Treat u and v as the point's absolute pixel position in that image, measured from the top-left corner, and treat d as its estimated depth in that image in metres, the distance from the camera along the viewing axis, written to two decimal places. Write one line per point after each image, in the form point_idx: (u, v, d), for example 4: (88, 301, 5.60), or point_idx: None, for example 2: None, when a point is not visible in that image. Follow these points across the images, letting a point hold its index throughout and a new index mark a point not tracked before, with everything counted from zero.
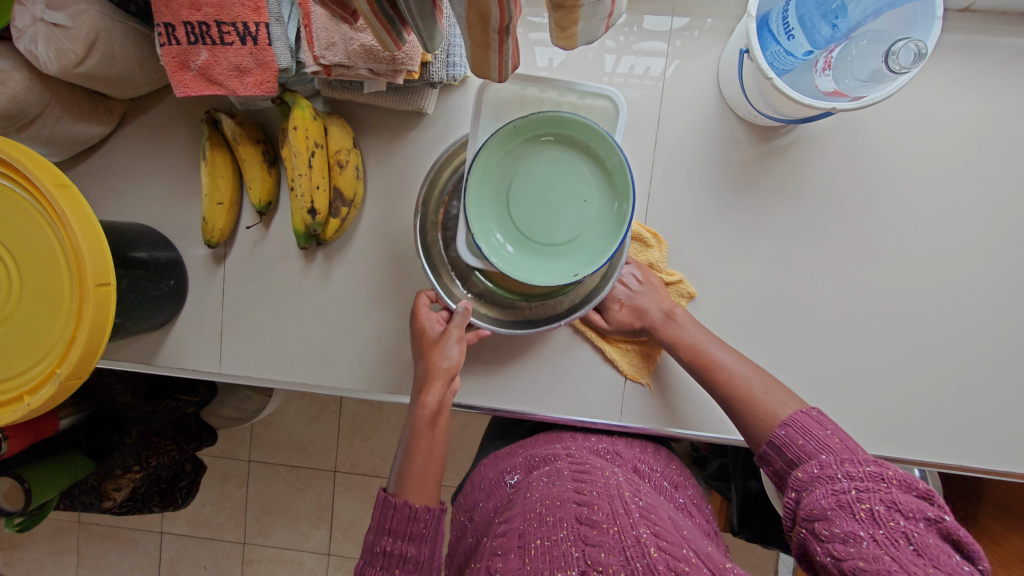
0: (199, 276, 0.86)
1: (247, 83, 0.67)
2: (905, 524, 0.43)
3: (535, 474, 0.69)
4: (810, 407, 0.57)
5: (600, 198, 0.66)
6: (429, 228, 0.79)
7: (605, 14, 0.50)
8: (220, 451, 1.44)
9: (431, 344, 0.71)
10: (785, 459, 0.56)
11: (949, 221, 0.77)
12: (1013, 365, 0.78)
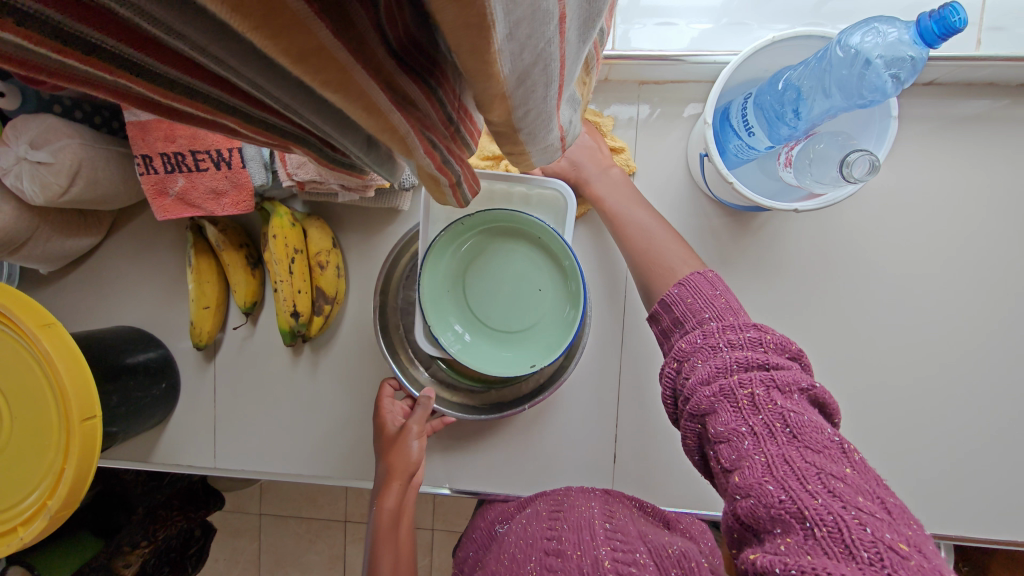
0: (190, 373, 0.88)
1: (225, 204, 0.69)
2: (782, 406, 0.41)
3: (519, 517, 0.70)
4: (708, 270, 0.55)
5: (553, 287, 0.68)
6: (389, 316, 0.81)
7: (559, 149, 0.49)
8: (230, 507, 1.45)
9: (393, 443, 0.73)
10: (672, 317, 0.54)
11: (934, 288, 0.77)
12: (1013, 430, 0.77)
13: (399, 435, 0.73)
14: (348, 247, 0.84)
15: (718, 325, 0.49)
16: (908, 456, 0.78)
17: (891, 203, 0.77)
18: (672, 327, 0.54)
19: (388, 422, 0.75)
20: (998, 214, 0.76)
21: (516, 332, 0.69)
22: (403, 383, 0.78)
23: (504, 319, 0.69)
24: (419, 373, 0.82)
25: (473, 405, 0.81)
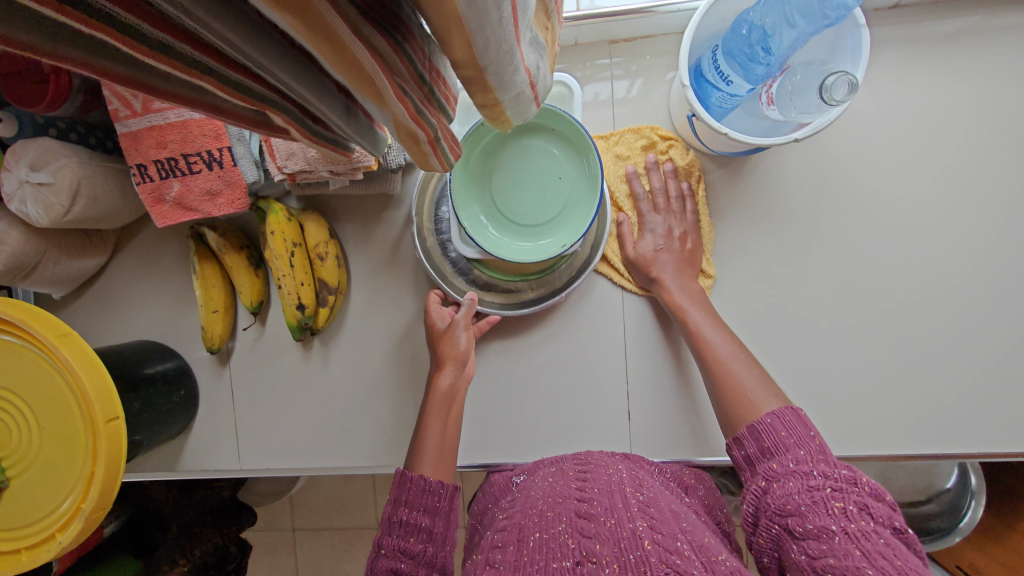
0: (207, 380, 0.90)
1: (220, 204, 0.71)
2: (876, 525, 0.41)
3: (539, 474, 0.71)
4: (800, 408, 0.56)
5: (572, 174, 0.73)
6: (425, 234, 0.82)
7: (532, 99, 0.52)
8: (264, 524, 1.48)
9: (443, 334, 0.76)
10: (755, 446, 0.55)
11: (926, 207, 0.77)
12: None
13: (447, 328, 0.76)
14: (346, 238, 0.85)
15: (810, 456, 0.50)
16: (924, 380, 0.77)
17: (872, 128, 0.78)
18: (755, 456, 0.55)
19: (435, 317, 0.78)
20: (980, 126, 0.76)
21: (543, 222, 0.74)
22: (447, 291, 0.81)
23: (530, 212, 0.74)
24: (460, 282, 0.82)
25: (515, 304, 0.82)
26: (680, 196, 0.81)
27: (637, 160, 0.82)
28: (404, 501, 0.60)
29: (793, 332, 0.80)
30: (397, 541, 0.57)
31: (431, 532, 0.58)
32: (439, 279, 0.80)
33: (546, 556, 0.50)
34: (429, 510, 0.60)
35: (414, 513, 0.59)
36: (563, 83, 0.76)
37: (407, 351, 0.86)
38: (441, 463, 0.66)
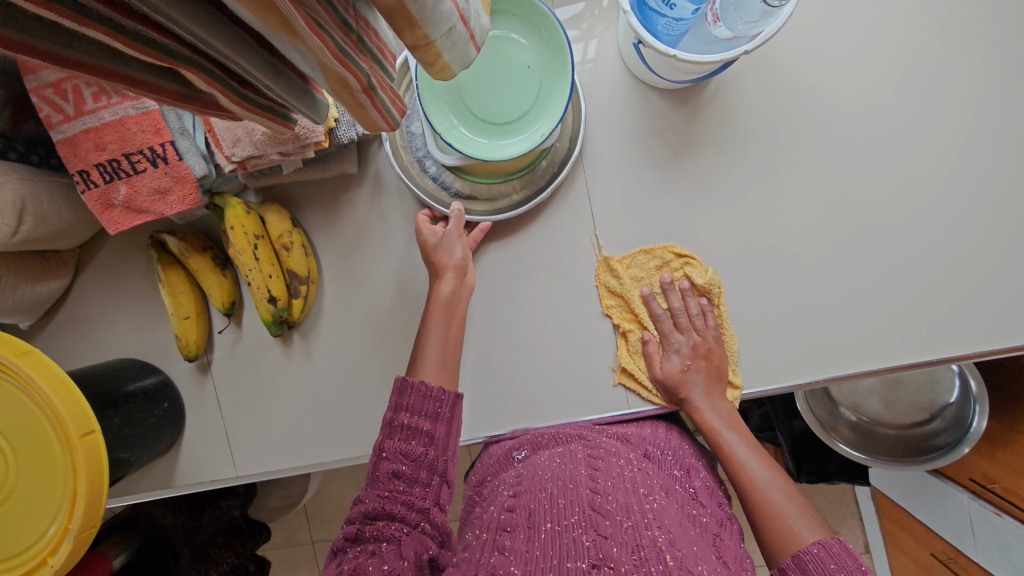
0: (190, 391, 0.87)
1: (172, 202, 0.68)
2: None
3: (544, 452, 0.70)
4: (845, 537, 0.57)
5: (542, 63, 0.73)
6: (400, 151, 0.80)
7: (468, 37, 0.51)
8: (283, 540, 1.46)
9: (436, 248, 0.75)
10: (801, 568, 0.56)
11: (890, 111, 0.76)
12: (1012, 239, 0.74)
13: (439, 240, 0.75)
14: (312, 227, 0.83)
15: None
16: (914, 287, 0.76)
17: (826, 39, 0.76)
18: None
19: (424, 234, 0.76)
20: (932, 22, 0.75)
21: (519, 117, 0.74)
22: (432, 204, 0.79)
23: (504, 109, 0.74)
24: (443, 195, 0.81)
25: (501, 207, 0.81)
26: (699, 313, 0.79)
27: (650, 281, 0.80)
28: (404, 406, 0.63)
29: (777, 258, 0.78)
30: (398, 445, 0.61)
31: (432, 437, 0.62)
32: (422, 194, 0.79)
33: (560, 554, 0.50)
34: (431, 416, 0.63)
35: (415, 419, 0.63)
36: None
37: (390, 334, 0.84)
38: (443, 371, 0.68)
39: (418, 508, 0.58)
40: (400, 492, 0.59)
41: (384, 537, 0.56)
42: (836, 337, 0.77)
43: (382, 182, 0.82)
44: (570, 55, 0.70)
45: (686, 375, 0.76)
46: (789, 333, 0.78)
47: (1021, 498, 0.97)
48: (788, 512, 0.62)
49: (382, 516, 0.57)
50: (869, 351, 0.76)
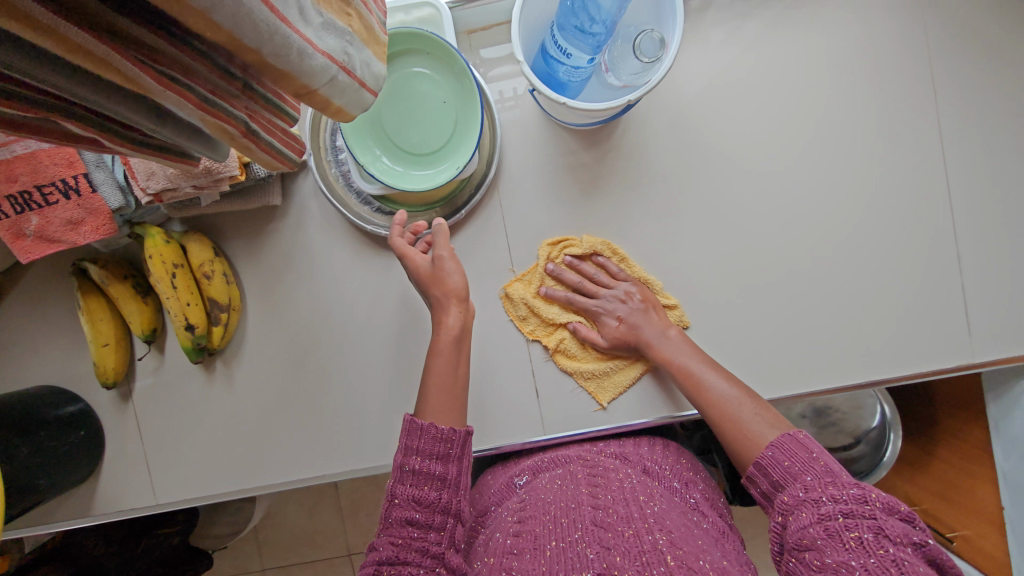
0: (111, 418, 0.87)
1: (85, 233, 0.70)
2: (895, 552, 0.43)
3: (544, 476, 0.69)
4: (797, 429, 0.58)
5: (457, 97, 0.73)
6: (325, 168, 0.80)
7: (358, 84, 0.54)
8: (233, 567, 1.43)
9: (434, 276, 0.73)
10: (769, 480, 0.56)
11: (786, 153, 0.81)
12: (899, 274, 0.79)
13: (433, 265, 0.74)
14: (236, 255, 0.84)
15: (823, 483, 0.51)
16: (811, 318, 0.80)
17: (723, 86, 0.81)
18: (769, 491, 0.56)
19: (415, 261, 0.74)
20: (822, 73, 0.80)
21: (438, 148, 0.75)
22: (355, 221, 0.81)
23: (423, 139, 0.75)
24: (366, 214, 0.82)
25: (421, 227, 0.83)
26: (600, 268, 0.83)
27: (540, 280, 0.83)
28: (415, 450, 0.60)
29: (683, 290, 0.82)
30: (410, 491, 0.58)
31: (444, 479, 0.59)
32: (346, 213, 0.80)
33: (567, 566, 0.48)
34: (441, 456, 0.60)
35: (426, 461, 0.60)
36: (431, 5, 0.71)
37: (314, 361, 0.85)
38: (449, 411, 0.66)
39: (434, 553, 0.55)
40: (414, 539, 0.56)
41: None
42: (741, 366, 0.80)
43: (306, 213, 0.84)
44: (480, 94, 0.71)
45: (623, 328, 0.79)
46: None
47: (936, 520, 1.01)
48: (754, 421, 0.62)
49: (399, 562, 0.54)
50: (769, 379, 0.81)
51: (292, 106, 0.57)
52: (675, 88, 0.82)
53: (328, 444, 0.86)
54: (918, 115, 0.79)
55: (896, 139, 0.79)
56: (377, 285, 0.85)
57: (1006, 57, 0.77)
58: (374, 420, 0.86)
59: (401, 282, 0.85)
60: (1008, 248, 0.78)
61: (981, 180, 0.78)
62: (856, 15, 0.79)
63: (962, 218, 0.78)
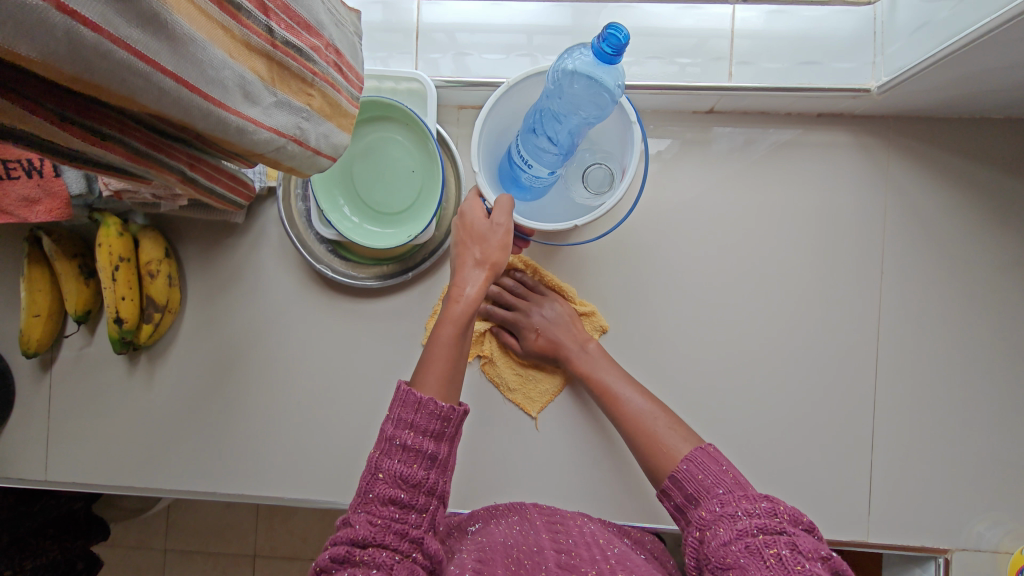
0: (25, 384, 0.88)
1: (38, 212, 0.71)
2: (810, 567, 0.45)
3: (499, 520, 0.70)
4: (708, 442, 0.59)
5: (425, 169, 0.76)
6: (289, 201, 0.83)
7: (313, 151, 0.56)
8: (135, 541, 1.18)
9: (480, 239, 0.66)
10: (682, 493, 0.57)
11: (724, 292, 0.84)
12: (798, 431, 0.83)
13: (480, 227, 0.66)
14: (188, 259, 0.87)
15: (738, 496, 0.52)
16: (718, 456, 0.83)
17: (685, 217, 0.84)
18: (681, 501, 0.57)
19: (473, 221, 0.67)
20: (782, 229, 0.84)
21: (398, 211, 0.78)
22: (306, 258, 0.83)
23: (386, 200, 0.78)
24: (319, 254, 0.83)
25: (369, 278, 0.84)
26: (519, 283, 0.84)
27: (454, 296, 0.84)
28: (407, 422, 0.53)
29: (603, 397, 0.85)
30: (398, 467, 0.51)
31: (435, 458, 0.52)
32: (301, 248, 0.82)
33: None
34: (435, 434, 0.53)
35: (417, 437, 0.52)
36: (420, 81, 0.75)
37: (237, 377, 0.87)
38: (449, 381, 0.58)
39: (412, 538, 0.49)
40: (394, 521, 0.49)
41: (375, 565, 0.47)
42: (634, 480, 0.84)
43: (262, 236, 0.86)
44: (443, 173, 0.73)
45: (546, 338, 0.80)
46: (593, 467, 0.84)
47: None
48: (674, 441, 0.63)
49: (372, 545, 0.48)
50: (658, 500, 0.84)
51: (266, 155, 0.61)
52: (641, 207, 0.84)
53: (227, 460, 0.87)
54: (861, 291, 0.83)
55: (836, 309, 0.83)
56: (312, 321, 0.86)
57: (952, 257, 0.82)
58: (281, 450, 0.87)
59: (336, 323, 0.86)
60: (915, 433, 0.83)
61: (903, 364, 0.83)
62: (825, 183, 0.83)
63: (881, 396, 0.83)
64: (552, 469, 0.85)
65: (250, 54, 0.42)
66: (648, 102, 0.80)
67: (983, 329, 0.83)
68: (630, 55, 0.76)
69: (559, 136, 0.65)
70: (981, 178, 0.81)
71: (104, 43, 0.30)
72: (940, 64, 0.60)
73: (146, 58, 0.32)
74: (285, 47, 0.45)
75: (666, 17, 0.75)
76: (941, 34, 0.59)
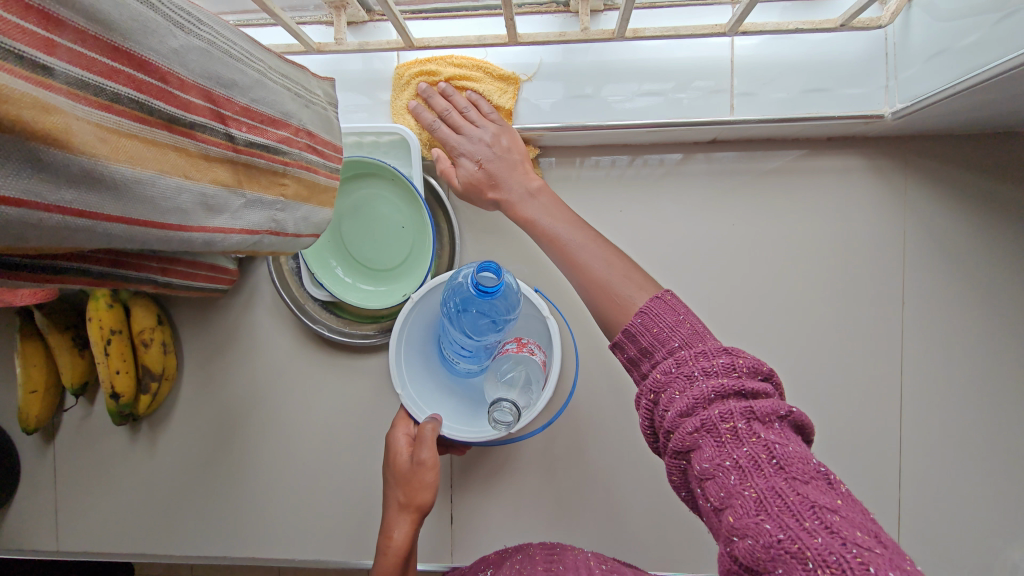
0: (30, 456, 0.87)
1: (21, 295, 0.69)
2: (765, 436, 0.37)
3: (506, 564, 0.70)
4: (665, 290, 0.49)
5: (415, 225, 0.73)
6: (280, 262, 0.80)
7: (292, 234, 0.52)
8: None
9: (406, 480, 0.62)
10: (637, 346, 0.47)
11: (734, 327, 0.80)
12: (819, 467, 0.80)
13: (404, 465, 0.62)
14: (182, 322, 0.85)
15: (695, 347, 0.44)
16: None
17: (689, 253, 0.80)
18: (641, 357, 0.47)
19: (400, 453, 0.64)
20: (792, 260, 0.80)
21: (391, 268, 0.75)
22: (302, 318, 0.80)
23: (379, 258, 0.75)
24: (315, 312, 0.80)
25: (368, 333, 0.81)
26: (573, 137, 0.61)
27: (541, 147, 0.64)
28: None
29: (612, 443, 0.82)
30: None
31: None
32: (296, 310, 0.79)
33: None
34: None
35: None
36: (402, 134, 0.71)
37: (238, 438, 0.86)
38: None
39: None
40: None
41: None
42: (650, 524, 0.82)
43: (254, 295, 0.84)
44: (433, 228, 0.70)
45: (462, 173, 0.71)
46: (606, 512, 0.83)
47: None
48: None
49: None
50: (675, 543, 0.82)
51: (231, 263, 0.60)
52: (644, 244, 0.81)
53: (235, 522, 0.86)
54: (881, 320, 0.79)
55: (854, 339, 0.79)
56: (309, 378, 0.84)
57: (978, 280, 0.77)
58: (291, 511, 0.85)
59: (335, 380, 0.84)
60: (946, 466, 0.79)
61: (929, 395, 0.79)
62: (836, 207, 0.78)
63: (908, 429, 0.79)
64: (566, 518, 0.83)
65: (210, 166, 0.39)
66: (644, 138, 0.76)
67: (1014, 353, 0.78)
68: (622, 92, 0.72)
69: (475, 343, 0.65)
70: (1007, 194, 0.76)
71: (34, 214, 0.27)
72: (962, 94, 0.56)
73: (87, 213, 0.30)
74: (249, 149, 0.42)
75: (657, 48, 0.71)
76: (960, 65, 0.55)
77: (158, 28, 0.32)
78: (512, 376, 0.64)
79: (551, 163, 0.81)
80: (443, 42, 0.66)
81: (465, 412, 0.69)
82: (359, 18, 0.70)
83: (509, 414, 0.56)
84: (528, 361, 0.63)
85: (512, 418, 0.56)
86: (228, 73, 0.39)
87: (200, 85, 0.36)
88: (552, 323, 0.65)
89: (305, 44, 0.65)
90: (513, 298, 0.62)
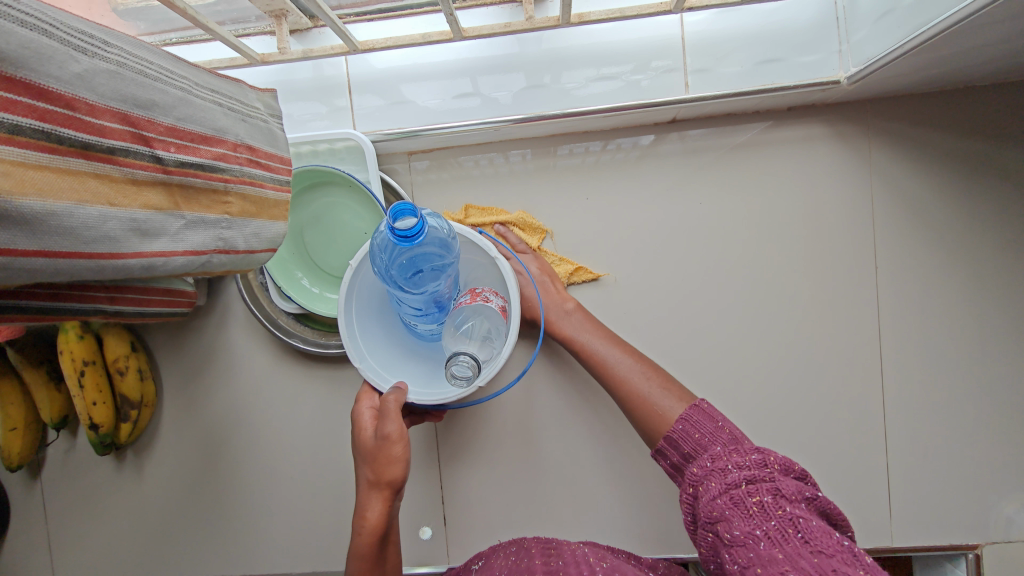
0: (18, 493, 0.87)
1: None
2: (791, 510, 0.41)
3: (500, 554, 0.70)
4: (700, 399, 0.56)
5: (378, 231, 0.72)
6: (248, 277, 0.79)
7: (248, 251, 0.51)
8: None
9: (371, 458, 0.58)
10: (679, 453, 0.54)
11: (710, 305, 0.80)
12: (805, 437, 0.79)
13: (369, 441, 0.59)
14: (158, 347, 0.85)
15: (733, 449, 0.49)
16: None
17: (659, 236, 0.80)
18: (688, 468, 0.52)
19: (365, 429, 0.60)
20: (763, 233, 0.79)
21: None
22: (274, 333, 0.79)
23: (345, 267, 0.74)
24: (288, 326, 0.80)
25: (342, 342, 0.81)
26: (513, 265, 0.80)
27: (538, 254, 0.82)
28: None
29: (598, 433, 0.82)
30: None
31: None
32: (267, 324, 0.79)
33: None
34: None
35: None
36: (354, 138, 0.70)
37: (224, 457, 0.85)
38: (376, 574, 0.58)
39: None
40: None
41: None
42: (644, 509, 0.82)
43: (228, 314, 0.84)
44: None
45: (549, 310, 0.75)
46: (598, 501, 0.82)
47: None
48: None
49: None
50: (668, 525, 0.82)
51: (190, 290, 0.60)
52: (615, 229, 0.80)
53: (229, 543, 0.86)
54: (857, 286, 0.78)
55: (832, 307, 0.79)
56: (289, 392, 0.84)
57: (951, 237, 0.77)
58: (284, 524, 0.85)
59: (315, 392, 0.83)
60: (934, 428, 0.79)
61: (911, 359, 0.78)
62: (802, 175, 0.78)
63: (892, 393, 0.79)
64: (560, 510, 0.83)
65: (141, 190, 0.38)
66: (604, 123, 0.76)
67: (992, 307, 0.77)
68: (578, 78, 0.71)
69: (427, 301, 0.61)
70: (971, 149, 0.75)
71: None
72: (910, 55, 0.55)
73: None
74: (181, 168, 0.41)
75: (608, 30, 0.70)
76: (907, 22, 0.54)
77: (56, 53, 0.31)
78: (471, 330, 0.62)
79: (513, 155, 0.80)
80: (388, 41, 0.65)
81: (431, 374, 0.66)
82: (303, 26, 0.69)
83: (469, 368, 0.53)
84: (486, 310, 0.61)
85: (472, 373, 0.54)
86: (147, 95, 0.38)
87: (116, 109, 0.35)
88: (502, 264, 0.63)
89: (249, 57, 0.65)
90: (443, 239, 0.60)
